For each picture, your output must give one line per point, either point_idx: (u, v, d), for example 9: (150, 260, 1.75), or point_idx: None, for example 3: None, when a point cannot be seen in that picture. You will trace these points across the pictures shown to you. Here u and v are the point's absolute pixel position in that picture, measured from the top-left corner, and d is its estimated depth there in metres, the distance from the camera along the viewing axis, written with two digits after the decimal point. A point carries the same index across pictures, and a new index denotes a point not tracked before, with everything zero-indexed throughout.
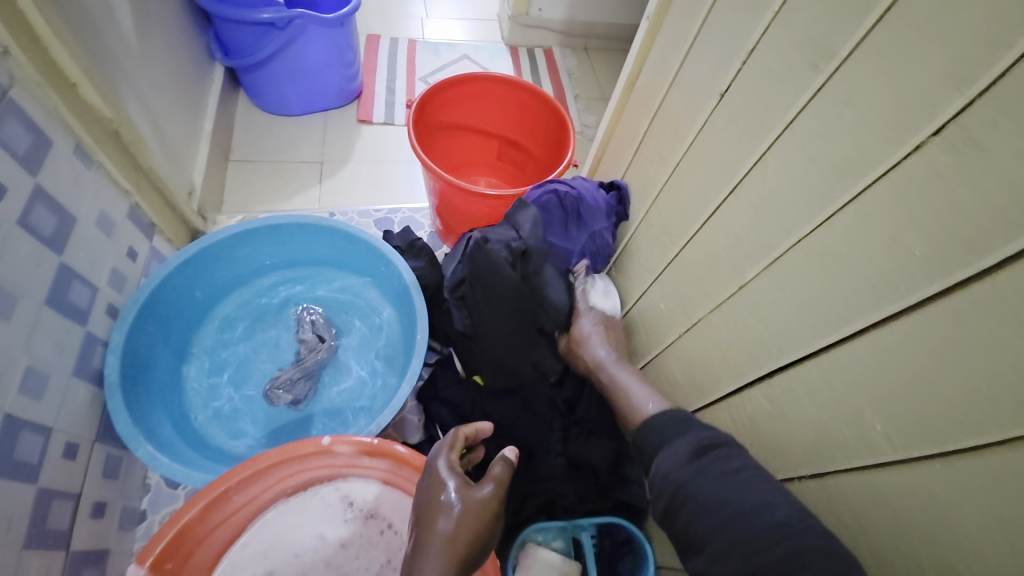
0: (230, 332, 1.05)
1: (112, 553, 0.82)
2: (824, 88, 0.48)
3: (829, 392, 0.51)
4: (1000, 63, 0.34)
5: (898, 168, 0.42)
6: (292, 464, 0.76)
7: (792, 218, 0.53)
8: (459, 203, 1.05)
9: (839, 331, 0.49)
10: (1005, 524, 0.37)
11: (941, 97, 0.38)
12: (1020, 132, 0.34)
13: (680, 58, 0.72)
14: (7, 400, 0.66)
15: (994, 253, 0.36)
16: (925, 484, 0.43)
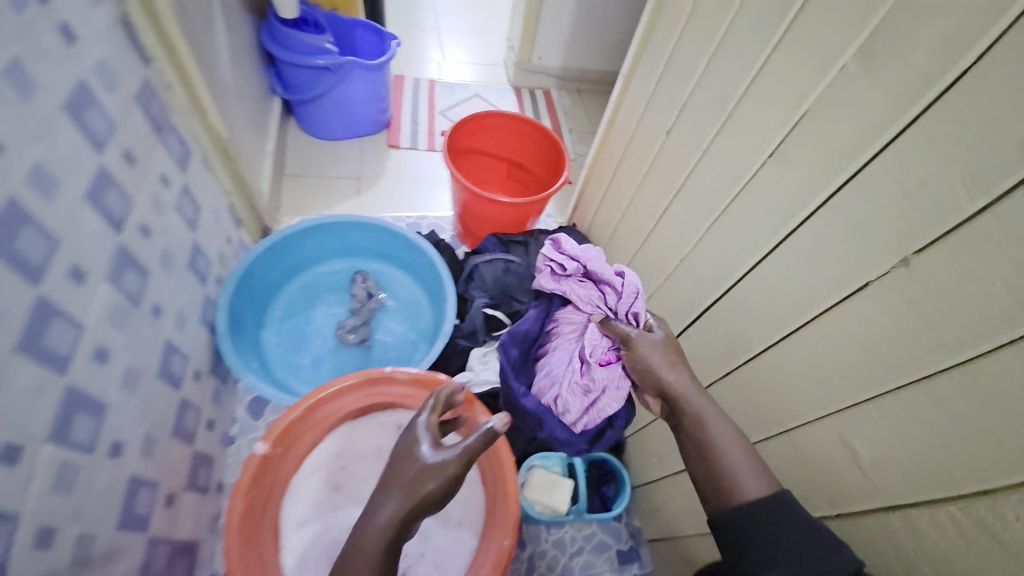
0: (295, 305, 1.32)
1: (215, 460, 1.05)
2: (721, 129, 0.80)
3: (730, 316, 0.82)
4: (797, 115, 0.65)
5: (756, 173, 0.73)
6: (362, 389, 1.02)
7: (707, 208, 0.85)
8: (479, 209, 1.35)
9: (731, 276, 0.81)
10: (815, 372, 0.67)
11: (774, 133, 0.69)
12: (805, 154, 0.65)
13: (643, 105, 1.05)
14: (167, 329, 0.91)
15: (794, 217, 0.67)
16: (774, 360, 0.74)
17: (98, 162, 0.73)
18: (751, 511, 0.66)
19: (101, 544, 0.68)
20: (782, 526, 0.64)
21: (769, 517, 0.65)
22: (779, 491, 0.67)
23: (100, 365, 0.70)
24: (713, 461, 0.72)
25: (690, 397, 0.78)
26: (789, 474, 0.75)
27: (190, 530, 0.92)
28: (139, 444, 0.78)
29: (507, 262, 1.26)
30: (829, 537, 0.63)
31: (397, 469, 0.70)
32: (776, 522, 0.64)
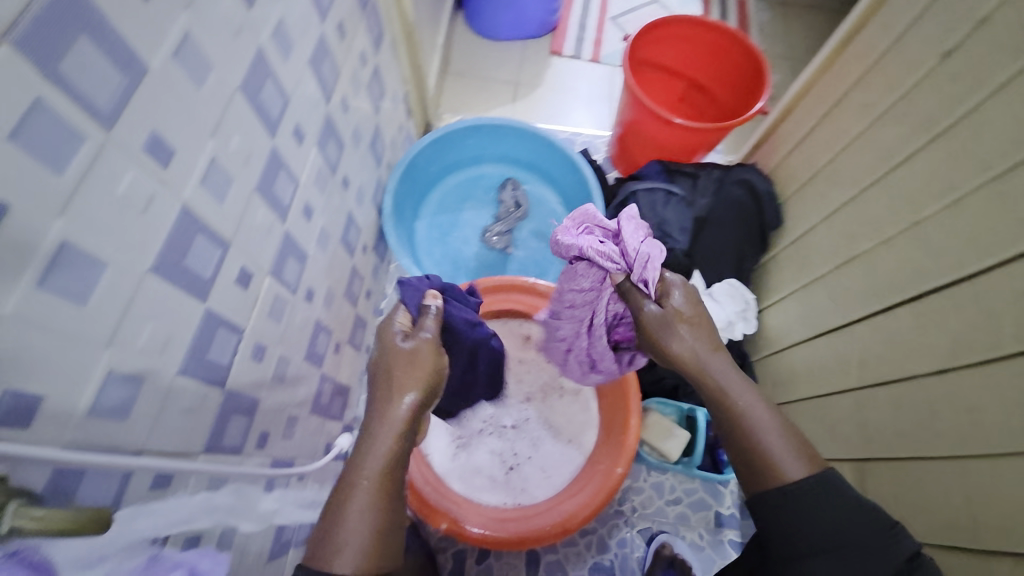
0: (446, 201, 1.37)
1: (368, 325, 1.19)
2: None
3: (976, 303, 0.66)
4: None
5: None
6: (502, 292, 1.07)
7: (986, 163, 0.67)
8: (647, 131, 1.23)
9: (999, 253, 0.64)
10: None
11: None
12: None
13: (912, 18, 0.81)
14: (350, 202, 1.00)
15: None
16: None
17: (320, 30, 0.75)
18: (812, 503, 0.58)
19: (292, 368, 0.81)
20: (832, 501, 0.58)
21: (821, 502, 0.58)
22: (823, 472, 0.60)
23: (305, 220, 0.79)
24: (739, 428, 0.65)
25: (715, 366, 0.68)
26: (1001, 502, 0.62)
27: (346, 376, 1.08)
28: (322, 296, 0.90)
29: (668, 194, 1.14)
30: (883, 518, 0.58)
31: (384, 381, 0.65)
32: (834, 508, 0.57)
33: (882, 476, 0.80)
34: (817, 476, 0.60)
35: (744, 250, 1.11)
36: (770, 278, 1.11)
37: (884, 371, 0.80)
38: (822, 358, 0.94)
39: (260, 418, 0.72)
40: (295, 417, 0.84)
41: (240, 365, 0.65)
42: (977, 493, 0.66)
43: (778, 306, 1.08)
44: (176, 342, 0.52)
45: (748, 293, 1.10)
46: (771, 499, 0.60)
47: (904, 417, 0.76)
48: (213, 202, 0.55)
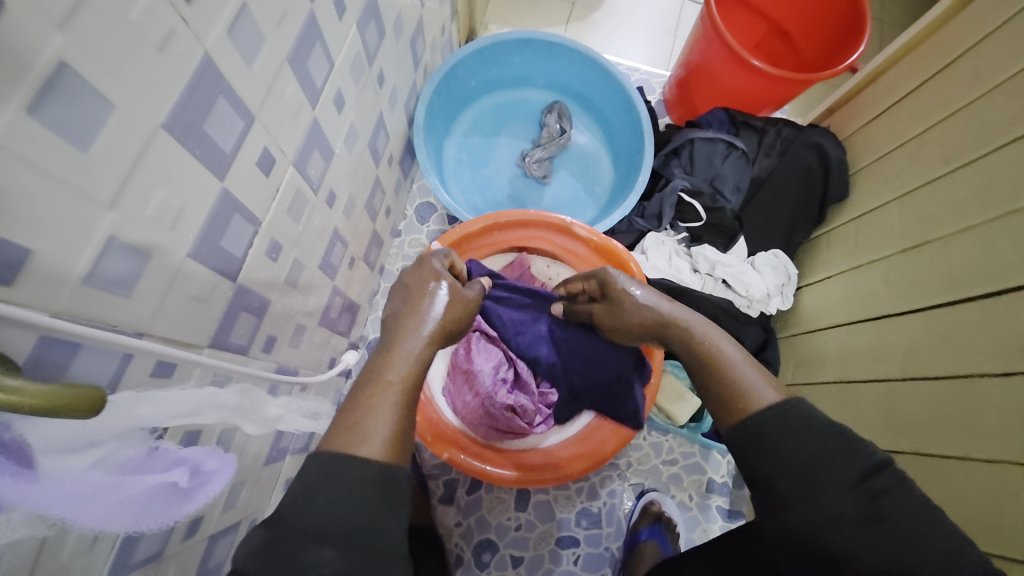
0: (481, 123, 1.26)
1: (383, 244, 1.12)
2: None
3: None
4: None
5: None
6: (536, 230, 0.97)
7: None
8: (717, 73, 1.10)
9: None
10: None
11: None
12: None
13: None
14: (382, 102, 0.89)
15: None
16: None
17: None
18: (757, 430, 0.52)
19: (306, 274, 0.75)
20: (791, 426, 0.50)
21: (770, 427, 0.51)
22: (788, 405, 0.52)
23: (335, 110, 0.70)
24: (711, 372, 0.59)
25: (684, 317, 0.67)
26: None
27: (357, 293, 1.03)
28: (343, 202, 0.83)
29: (729, 147, 1.04)
30: (849, 436, 0.50)
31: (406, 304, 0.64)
32: (789, 433, 0.50)
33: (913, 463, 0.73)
34: (762, 407, 0.53)
35: (798, 222, 1.02)
36: (816, 255, 1.03)
37: (932, 366, 0.73)
38: (860, 343, 0.87)
39: (269, 320, 0.67)
40: (303, 326, 0.80)
41: (253, 259, 0.59)
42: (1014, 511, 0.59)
43: (821, 284, 1.00)
44: (187, 218, 0.45)
45: (791, 267, 1.02)
46: (737, 436, 0.53)
47: (945, 413, 0.70)
48: (238, 60, 0.46)
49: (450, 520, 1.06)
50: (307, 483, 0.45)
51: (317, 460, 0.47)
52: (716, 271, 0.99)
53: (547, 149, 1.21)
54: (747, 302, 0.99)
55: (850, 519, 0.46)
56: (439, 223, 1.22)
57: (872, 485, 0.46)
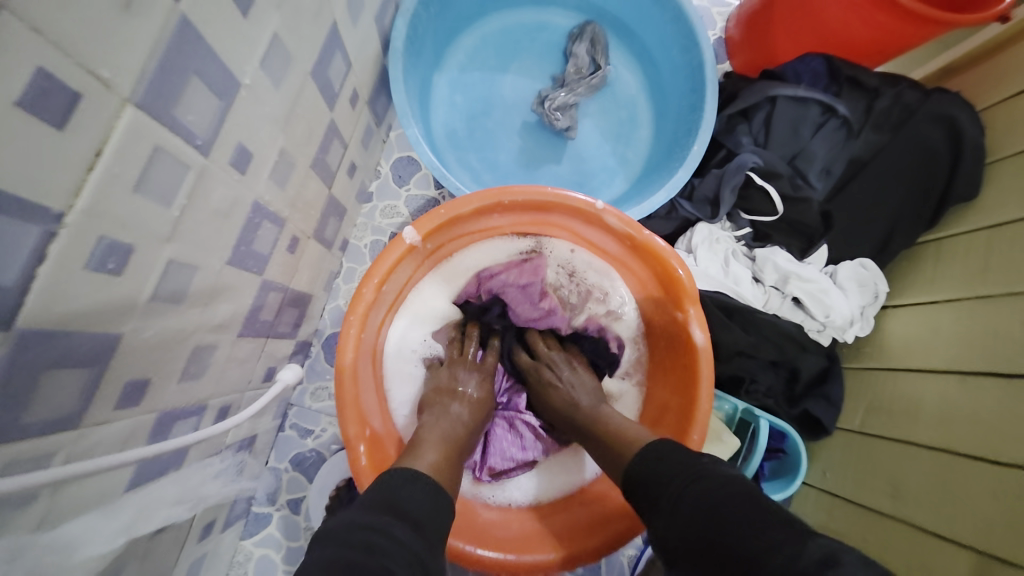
0: (485, 52, 0.94)
1: (347, 214, 0.85)
2: None
3: None
4: None
5: None
6: (551, 216, 0.69)
7: None
8: (817, 2, 0.79)
9: None
10: None
11: None
12: None
13: None
14: (337, 7, 0.58)
15: None
16: None
17: None
18: (636, 478, 0.48)
19: (205, 279, 0.49)
20: (659, 464, 0.47)
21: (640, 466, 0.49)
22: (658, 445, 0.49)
23: (236, 11, 0.40)
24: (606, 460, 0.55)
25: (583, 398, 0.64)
26: None
27: (306, 282, 0.77)
28: (272, 164, 0.54)
29: (824, 113, 0.77)
30: (701, 466, 0.45)
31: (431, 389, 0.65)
32: (660, 473, 0.47)
33: (992, 552, 0.57)
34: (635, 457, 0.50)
35: (904, 223, 0.75)
36: (918, 270, 0.78)
37: None
38: (979, 403, 0.63)
39: (127, 361, 0.42)
40: (210, 347, 0.54)
41: (51, 284, 0.32)
42: None
43: (921, 310, 0.75)
44: None
45: (883, 283, 0.77)
46: (630, 497, 0.49)
47: None
48: None
49: None
50: (377, 495, 0.44)
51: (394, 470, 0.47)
52: (788, 286, 0.74)
53: (572, 93, 0.90)
54: (820, 327, 0.75)
55: (710, 544, 0.39)
56: (422, 186, 0.93)
57: (717, 493, 0.41)
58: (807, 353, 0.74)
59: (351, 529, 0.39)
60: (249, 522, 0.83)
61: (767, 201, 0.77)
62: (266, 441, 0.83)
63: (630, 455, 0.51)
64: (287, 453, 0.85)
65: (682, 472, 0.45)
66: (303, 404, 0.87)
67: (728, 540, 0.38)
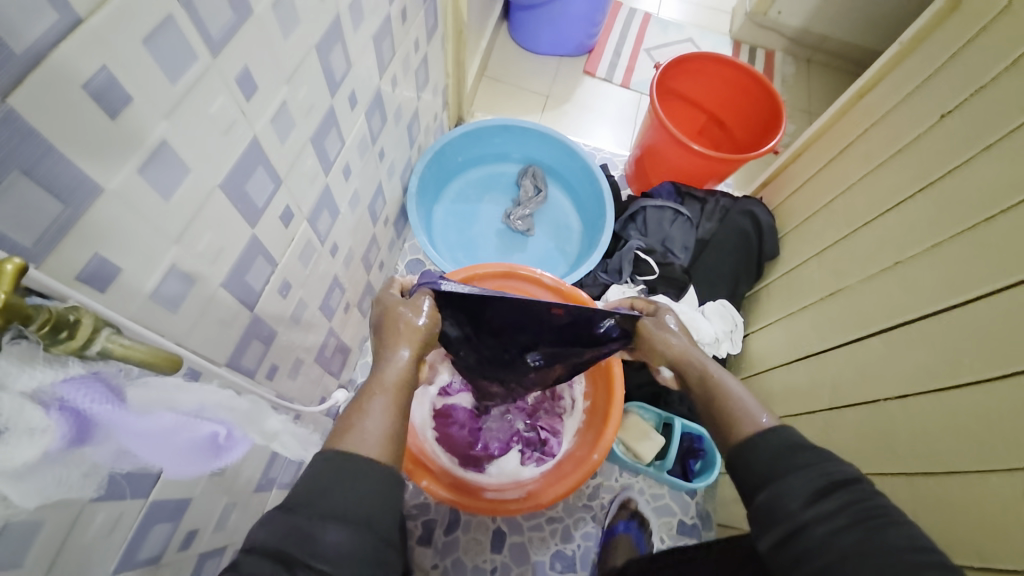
0: (467, 191, 1.44)
1: (376, 295, 1.24)
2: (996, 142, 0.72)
3: (928, 336, 0.74)
4: (973, 150, 0.76)
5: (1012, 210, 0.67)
6: (511, 281, 1.10)
7: (946, 223, 0.77)
8: (666, 154, 1.31)
9: (948, 300, 0.73)
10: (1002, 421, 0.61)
11: (977, 147, 0.75)
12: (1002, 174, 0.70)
13: (904, 94, 0.94)
14: (381, 172, 1.06)
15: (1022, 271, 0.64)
16: (971, 398, 0.66)
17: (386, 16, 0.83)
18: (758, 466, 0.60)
19: (307, 314, 0.86)
20: (768, 451, 0.60)
21: (761, 448, 0.61)
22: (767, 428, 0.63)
23: (343, 178, 0.85)
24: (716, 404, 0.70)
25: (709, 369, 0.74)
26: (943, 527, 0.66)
27: (350, 337, 1.13)
28: (344, 253, 0.96)
29: (676, 213, 1.23)
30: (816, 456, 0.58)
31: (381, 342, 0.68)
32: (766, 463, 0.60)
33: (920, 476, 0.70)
34: (754, 440, 0.62)
35: (739, 276, 1.18)
36: (759, 306, 1.17)
37: (853, 396, 0.84)
38: (799, 378, 0.98)
39: (274, 351, 0.77)
40: (300, 362, 0.89)
41: (268, 295, 0.70)
42: (922, 514, 0.69)
43: (764, 329, 1.13)
44: (225, 256, 0.57)
45: (737, 315, 1.16)
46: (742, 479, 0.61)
47: (866, 435, 0.80)
48: (275, 137, 0.61)
49: (427, 561, 1.07)
50: (304, 486, 0.53)
51: (318, 459, 0.55)
52: None
53: (525, 209, 1.38)
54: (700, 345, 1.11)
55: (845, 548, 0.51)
56: (427, 277, 1.35)
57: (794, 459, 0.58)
58: None
59: (273, 537, 0.49)
60: None
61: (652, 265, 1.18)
62: None
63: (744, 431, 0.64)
64: None
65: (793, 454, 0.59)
66: None
67: (879, 542, 0.50)
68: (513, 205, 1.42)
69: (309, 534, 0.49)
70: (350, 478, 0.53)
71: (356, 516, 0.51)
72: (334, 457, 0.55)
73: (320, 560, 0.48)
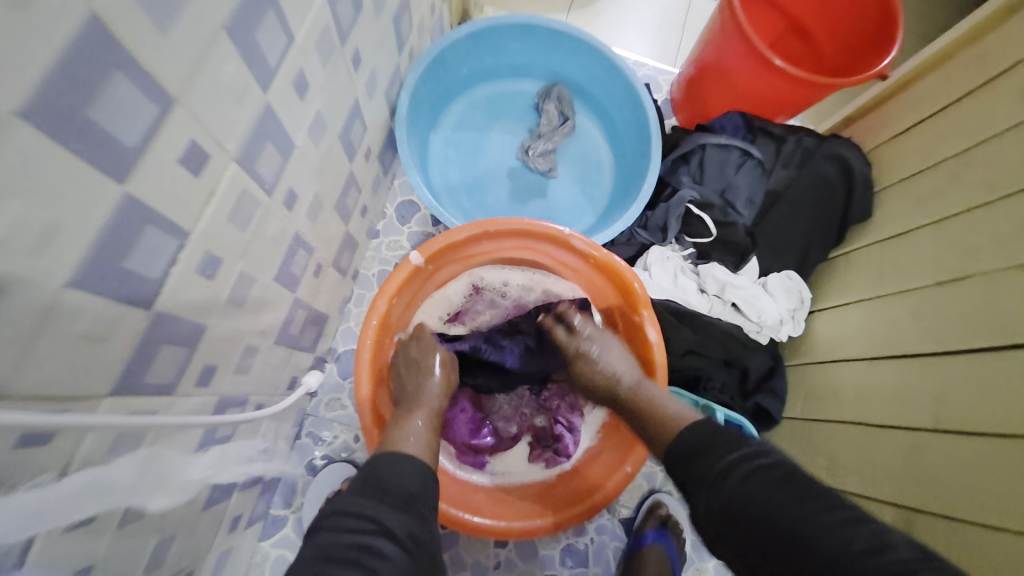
0: (472, 114, 1.14)
1: (358, 247, 1.00)
2: None
3: None
4: None
5: None
6: (530, 241, 0.85)
7: None
8: (734, 74, 1.00)
9: None
10: None
11: None
12: None
13: None
14: (358, 87, 0.77)
15: None
16: None
17: None
18: (677, 459, 0.61)
19: (257, 291, 0.63)
20: (698, 437, 0.60)
21: (685, 443, 0.61)
22: (697, 422, 0.63)
23: (296, 97, 0.58)
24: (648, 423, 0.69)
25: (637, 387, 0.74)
26: None
27: (325, 303, 0.91)
28: (308, 203, 0.71)
29: (743, 156, 0.96)
30: (729, 432, 0.60)
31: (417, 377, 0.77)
32: (699, 466, 0.58)
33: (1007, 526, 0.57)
34: (676, 438, 0.62)
35: (815, 241, 0.93)
36: (834, 279, 0.94)
37: (968, 421, 0.64)
38: (883, 381, 0.78)
39: (205, 349, 0.55)
40: (254, 349, 0.68)
41: (179, 281, 0.47)
42: None
43: (838, 310, 0.91)
44: (62, 235, 0.33)
45: (805, 290, 0.93)
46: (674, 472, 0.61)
47: (984, 477, 0.61)
48: (145, 20, 0.34)
49: None
50: (365, 482, 0.56)
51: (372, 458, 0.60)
52: (726, 293, 0.89)
53: (547, 141, 1.09)
54: (757, 327, 0.90)
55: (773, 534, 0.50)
56: (422, 224, 1.10)
57: (705, 437, 0.60)
58: (746, 350, 0.89)
59: (348, 511, 0.52)
60: (267, 523, 0.92)
61: (707, 224, 0.93)
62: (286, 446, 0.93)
63: (674, 436, 0.63)
64: (303, 459, 0.96)
65: (716, 432, 0.60)
66: (318, 414, 0.98)
67: (800, 523, 0.49)
68: (531, 135, 1.13)
69: (382, 515, 0.52)
70: (408, 469, 0.59)
71: (420, 505, 0.56)
72: (387, 454, 0.61)
73: (397, 533, 0.51)
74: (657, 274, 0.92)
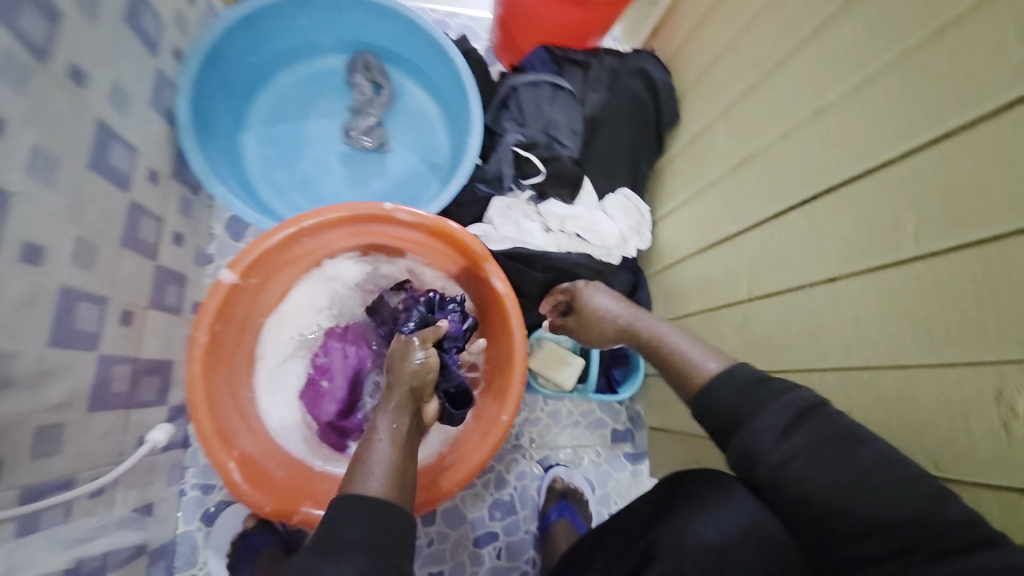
0: (281, 106, 1.05)
1: (188, 279, 0.92)
2: None
3: (851, 204, 0.58)
4: None
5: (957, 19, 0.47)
6: (356, 225, 0.82)
7: (870, 52, 0.57)
8: (529, 8, 0.99)
9: (873, 161, 0.56)
10: (955, 312, 0.48)
11: None
12: None
13: None
14: (99, 106, 0.68)
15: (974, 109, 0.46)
16: (913, 281, 0.52)
17: None
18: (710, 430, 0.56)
19: (24, 364, 0.56)
20: (732, 393, 0.55)
21: (717, 395, 0.56)
22: (728, 368, 0.57)
23: None
24: (665, 363, 0.66)
25: (659, 329, 0.70)
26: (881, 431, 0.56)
27: (160, 348, 0.84)
28: (69, 251, 0.63)
29: (555, 89, 0.96)
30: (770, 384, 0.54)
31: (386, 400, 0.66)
32: (720, 420, 0.54)
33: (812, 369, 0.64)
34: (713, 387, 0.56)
35: (640, 156, 0.97)
36: (664, 188, 0.98)
37: (771, 283, 0.70)
38: (711, 268, 0.83)
39: None
40: (57, 425, 0.62)
41: None
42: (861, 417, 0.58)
43: (671, 216, 0.95)
44: None
45: (642, 203, 0.97)
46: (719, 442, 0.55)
47: (789, 330, 0.67)
48: None
49: None
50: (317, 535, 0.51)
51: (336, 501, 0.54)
52: (567, 226, 0.92)
53: (368, 117, 1.04)
54: (605, 250, 0.93)
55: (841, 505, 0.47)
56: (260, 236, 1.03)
57: (750, 401, 0.53)
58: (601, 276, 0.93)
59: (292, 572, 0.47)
60: None
61: (536, 162, 0.94)
62: (169, 506, 0.87)
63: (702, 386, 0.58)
64: (196, 510, 0.90)
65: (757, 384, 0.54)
66: (198, 462, 0.92)
67: (841, 487, 0.47)
68: (352, 113, 1.06)
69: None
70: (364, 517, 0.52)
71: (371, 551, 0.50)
72: (350, 498, 0.54)
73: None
74: (501, 226, 0.93)
